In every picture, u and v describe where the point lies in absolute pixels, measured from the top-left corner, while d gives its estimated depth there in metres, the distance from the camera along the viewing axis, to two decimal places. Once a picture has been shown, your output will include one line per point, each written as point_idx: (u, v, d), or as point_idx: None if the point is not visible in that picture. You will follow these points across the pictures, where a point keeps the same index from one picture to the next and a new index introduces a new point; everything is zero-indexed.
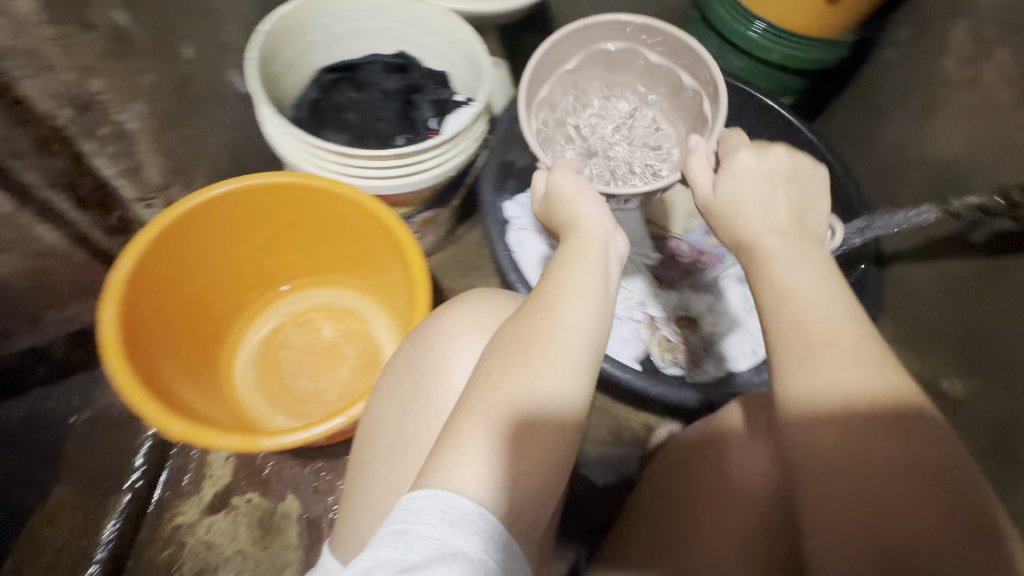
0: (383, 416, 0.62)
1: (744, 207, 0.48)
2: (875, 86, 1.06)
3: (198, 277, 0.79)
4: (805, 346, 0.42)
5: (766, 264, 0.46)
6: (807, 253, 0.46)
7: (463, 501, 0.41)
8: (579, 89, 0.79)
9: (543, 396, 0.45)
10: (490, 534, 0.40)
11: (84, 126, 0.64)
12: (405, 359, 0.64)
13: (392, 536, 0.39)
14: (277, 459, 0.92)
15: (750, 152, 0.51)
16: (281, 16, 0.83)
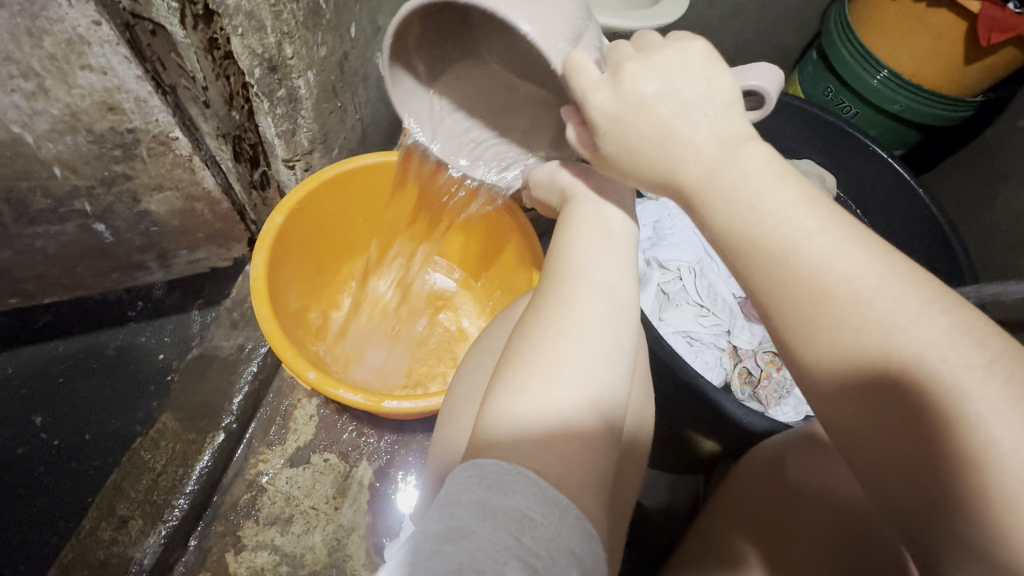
0: (462, 392, 0.64)
1: (640, 157, 0.44)
2: (998, 151, 1.04)
3: (320, 241, 0.83)
4: (810, 306, 0.37)
5: (705, 205, 0.42)
6: (775, 174, 0.40)
7: (495, 463, 0.44)
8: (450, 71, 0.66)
9: (569, 355, 0.50)
10: (533, 492, 0.42)
11: (265, 87, 0.69)
12: (480, 341, 0.68)
13: (438, 508, 0.42)
14: (356, 425, 0.95)
15: (602, 88, 0.46)
16: None
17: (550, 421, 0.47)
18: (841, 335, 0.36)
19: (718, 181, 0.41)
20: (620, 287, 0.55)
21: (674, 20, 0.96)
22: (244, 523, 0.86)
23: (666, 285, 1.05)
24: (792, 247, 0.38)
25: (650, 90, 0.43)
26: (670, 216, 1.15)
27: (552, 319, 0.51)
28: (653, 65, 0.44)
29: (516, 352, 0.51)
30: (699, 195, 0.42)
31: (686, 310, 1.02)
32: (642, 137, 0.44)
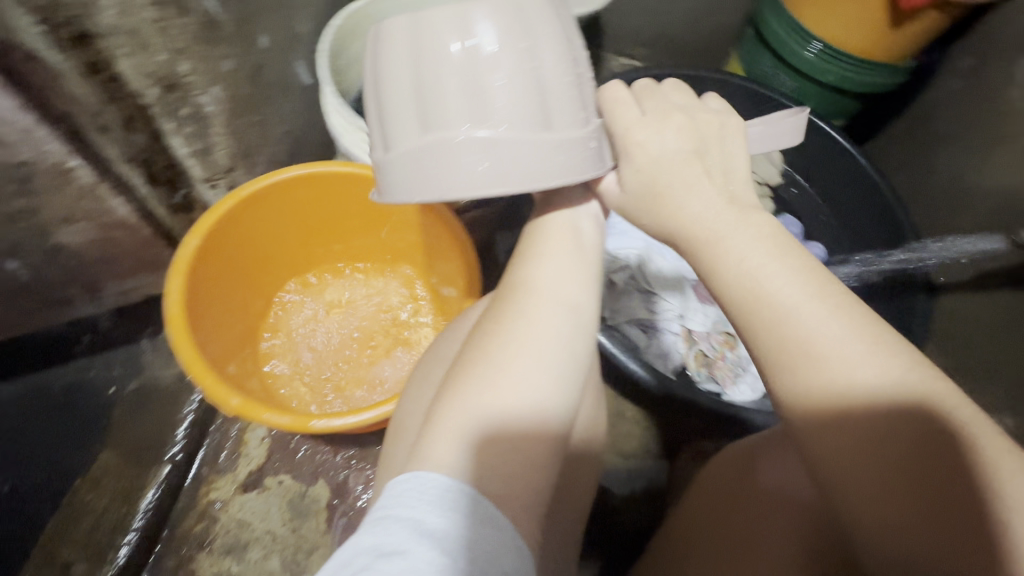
0: (409, 408, 0.61)
1: (668, 196, 0.47)
2: (934, 113, 1.04)
3: (254, 258, 0.82)
4: (805, 351, 0.39)
5: (714, 259, 0.45)
6: (761, 233, 0.44)
7: (435, 477, 0.42)
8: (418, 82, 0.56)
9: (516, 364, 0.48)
10: (472, 509, 0.40)
11: (167, 106, 0.68)
12: (435, 350, 0.66)
13: (373, 522, 0.39)
14: (311, 444, 0.93)
15: (642, 127, 0.49)
16: (350, 13, 0.85)
17: (498, 433, 0.45)
18: (832, 380, 0.38)
19: (715, 225, 0.45)
20: (582, 301, 0.54)
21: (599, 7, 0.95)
22: (198, 554, 0.84)
23: (615, 275, 1.04)
24: (789, 310, 0.40)
25: (688, 144, 0.48)
26: None
27: (503, 331, 0.51)
28: (689, 121, 0.49)
29: (463, 363, 0.50)
30: (711, 247, 0.45)
31: (636, 299, 1.02)
32: (672, 182, 0.47)
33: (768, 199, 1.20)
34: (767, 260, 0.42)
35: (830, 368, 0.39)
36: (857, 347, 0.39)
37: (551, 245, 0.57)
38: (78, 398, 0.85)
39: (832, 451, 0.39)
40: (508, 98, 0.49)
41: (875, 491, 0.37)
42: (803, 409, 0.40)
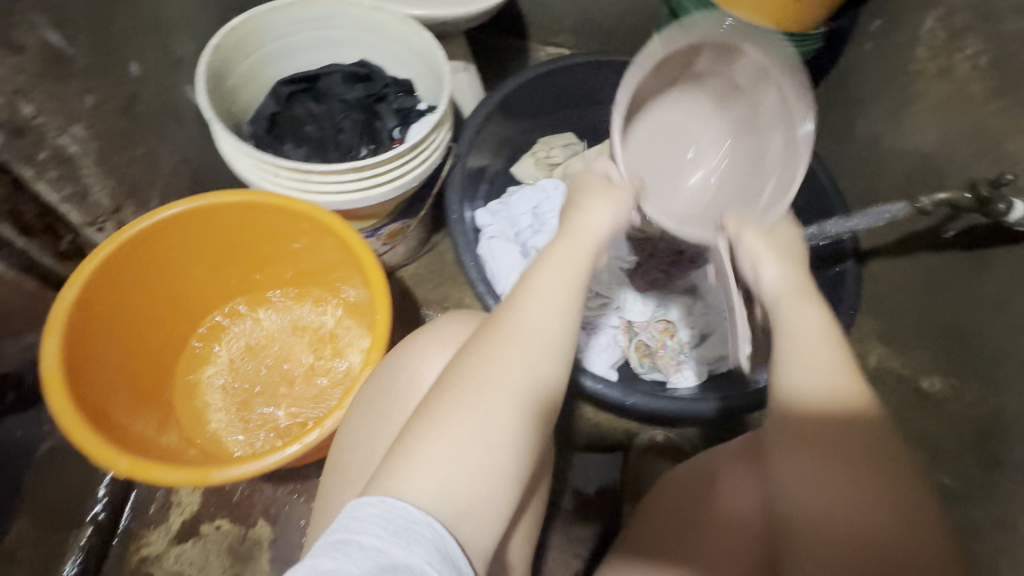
0: (357, 439, 0.60)
1: (772, 258, 0.55)
2: (851, 78, 1.04)
3: (158, 300, 0.79)
4: (809, 367, 0.48)
5: (783, 305, 0.52)
6: (812, 302, 0.52)
7: (405, 508, 0.43)
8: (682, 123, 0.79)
9: (489, 392, 0.49)
10: (434, 543, 0.42)
11: (20, 153, 0.63)
12: (382, 377, 0.63)
13: (332, 545, 0.40)
14: (247, 484, 0.89)
15: (778, 224, 0.59)
16: (231, 29, 0.80)
17: (470, 482, 0.46)
18: (831, 402, 0.47)
19: (792, 291, 0.53)
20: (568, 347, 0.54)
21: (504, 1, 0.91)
22: None
23: None
24: (805, 338, 0.50)
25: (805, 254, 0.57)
26: (549, 198, 1.11)
27: (485, 360, 0.51)
28: (800, 241, 0.58)
29: (449, 395, 0.49)
30: (780, 301, 0.52)
31: None
32: (790, 258, 0.55)
33: None
34: (813, 319, 0.50)
35: (835, 390, 0.47)
36: (854, 386, 0.48)
37: (558, 267, 0.56)
38: None
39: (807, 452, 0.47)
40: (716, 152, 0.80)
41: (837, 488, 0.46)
42: (795, 408, 0.48)
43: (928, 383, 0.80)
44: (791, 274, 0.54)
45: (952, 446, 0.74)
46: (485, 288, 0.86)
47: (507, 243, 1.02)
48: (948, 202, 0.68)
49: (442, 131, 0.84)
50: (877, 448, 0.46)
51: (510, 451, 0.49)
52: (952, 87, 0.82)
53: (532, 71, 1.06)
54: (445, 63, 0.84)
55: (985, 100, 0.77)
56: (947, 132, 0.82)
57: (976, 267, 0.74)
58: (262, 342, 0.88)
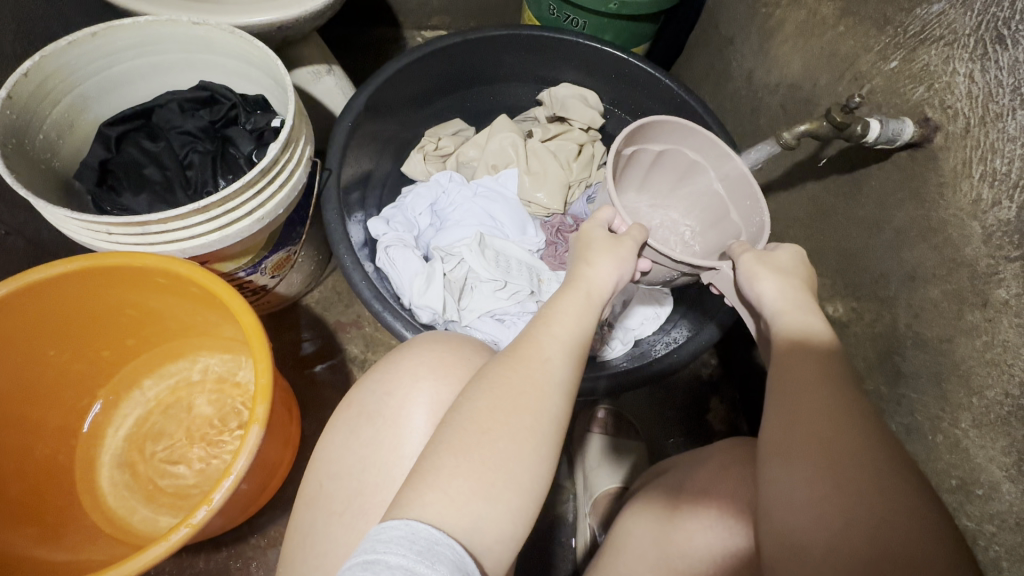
0: (339, 469, 0.63)
1: (780, 286, 0.59)
2: (719, 18, 1.03)
3: (16, 396, 0.72)
4: (796, 343, 0.55)
5: (781, 317, 0.58)
6: (808, 311, 0.58)
7: (428, 529, 0.45)
8: (673, 160, 0.90)
9: (505, 415, 0.52)
10: (456, 562, 0.43)
11: None
12: (365, 403, 0.66)
13: (362, 565, 0.41)
14: (174, 562, 0.84)
15: (785, 256, 0.63)
16: (24, 76, 0.69)
17: (493, 499, 0.49)
18: (817, 364, 0.53)
19: (794, 307, 0.58)
20: (574, 367, 0.57)
21: None
22: None
23: (451, 273, 0.96)
24: (803, 325, 0.56)
25: (811, 285, 0.62)
26: (445, 192, 1.07)
27: (505, 383, 0.54)
28: (805, 273, 0.62)
29: (474, 414, 0.52)
30: (780, 316, 0.58)
31: (482, 290, 0.96)
32: (798, 289, 0.59)
33: (598, 143, 1.16)
34: (810, 329, 0.56)
35: (816, 354, 0.54)
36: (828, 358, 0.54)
37: (567, 306, 0.60)
38: None
39: (800, 409, 0.51)
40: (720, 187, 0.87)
41: (826, 439, 0.49)
42: (791, 372, 0.54)
43: (831, 309, 0.82)
44: (788, 289, 0.59)
45: (860, 366, 0.77)
46: (378, 302, 0.82)
47: (408, 249, 0.96)
48: (809, 134, 0.70)
49: (300, 148, 0.76)
50: (856, 410, 0.50)
51: (527, 469, 0.51)
52: (806, 13, 0.82)
53: (399, 61, 0.98)
54: (287, 72, 0.76)
55: (834, 21, 0.77)
56: (808, 58, 0.82)
57: (852, 188, 0.76)
58: (160, 409, 0.87)
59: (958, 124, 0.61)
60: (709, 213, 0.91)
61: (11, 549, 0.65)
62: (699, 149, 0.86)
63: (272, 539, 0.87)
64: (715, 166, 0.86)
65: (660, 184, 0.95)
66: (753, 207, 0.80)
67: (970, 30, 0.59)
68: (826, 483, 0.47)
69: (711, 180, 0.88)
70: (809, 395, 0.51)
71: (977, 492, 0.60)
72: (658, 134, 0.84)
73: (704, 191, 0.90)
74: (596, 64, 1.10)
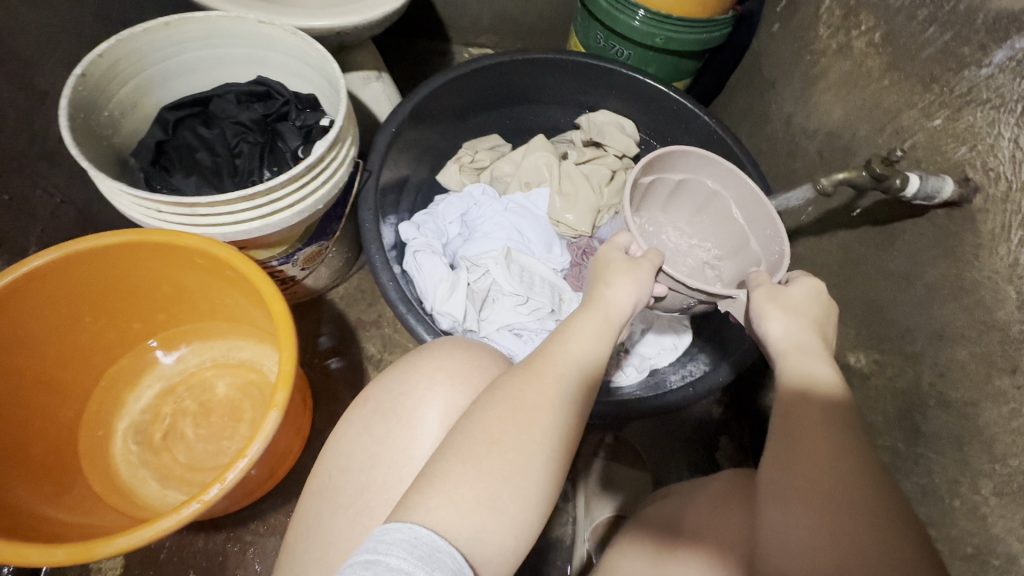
0: (349, 464, 0.64)
1: (789, 326, 0.59)
2: (762, 62, 1.05)
3: (52, 356, 0.75)
4: (803, 388, 0.55)
5: (786, 361, 0.57)
6: (815, 355, 0.57)
7: (430, 535, 0.45)
8: (692, 188, 0.90)
9: (514, 428, 0.52)
10: (455, 572, 0.44)
11: None
12: (381, 401, 0.67)
13: (362, 564, 0.42)
14: (175, 537, 0.85)
15: (802, 290, 0.62)
16: (100, 56, 0.73)
17: (495, 510, 0.49)
18: (826, 413, 0.53)
19: (798, 347, 0.58)
20: (587, 387, 0.58)
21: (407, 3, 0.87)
22: None
23: (475, 283, 0.98)
24: (810, 370, 0.56)
25: (824, 323, 0.61)
26: (477, 205, 1.09)
27: (516, 397, 0.54)
28: (819, 310, 0.61)
29: (484, 423, 0.53)
30: (785, 359, 0.58)
31: (503, 304, 0.97)
32: (806, 328, 0.59)
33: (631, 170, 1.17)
34: (816, 374, 0.55)
35: (824, 398, 0.54)
36: (837, 402, 0.53)
37: (583, 326, 0.61)
38: None
39: (805, 455, 0.51)
40: (741, 217, 0.87)
41: (829, 487, 0.48)
42: (800, 419, 0.53)
43: (853, 358, 0.81)
44: (795, 329, 0.59)
45: (879, 420, 0.76)
46: (405, 306, 0.84)
47: (434, 256, 0.98)
48: (847, 182, 0.71)
49: (346, 148, 0.79)
50: (862, 462, 0.49)
51: (533, 484, 0.52)
52: (850, 64, 0.83)
53: (446, 74, 1.01)
54: (341, 75, 0.80)
55: (879, 75, 0.78)
56: (850, 108, 0.83)
57: (884, 241, 0.76)
58: (180, 385, 0.90)
59: (999, 187, 0.61)
60: (726, 241, 0.92)
61: (33, 504, 0.68)
62: (717, 177, 0.87)
63: (272, 527, 0.88)
64: (736, 196, 0.86)
65: (679, 211, 0.95)
66: (773, 236, 0.81)
67: (1019, 96, 0.59)
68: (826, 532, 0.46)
69: (731, 208, 0.88)
70: (818, 439, 0.51)
71: (993, 562, 0.58)
72: (678, 161, 0.84)
73: (725, 220, 0.90)
74: (636, 94, 1.13)
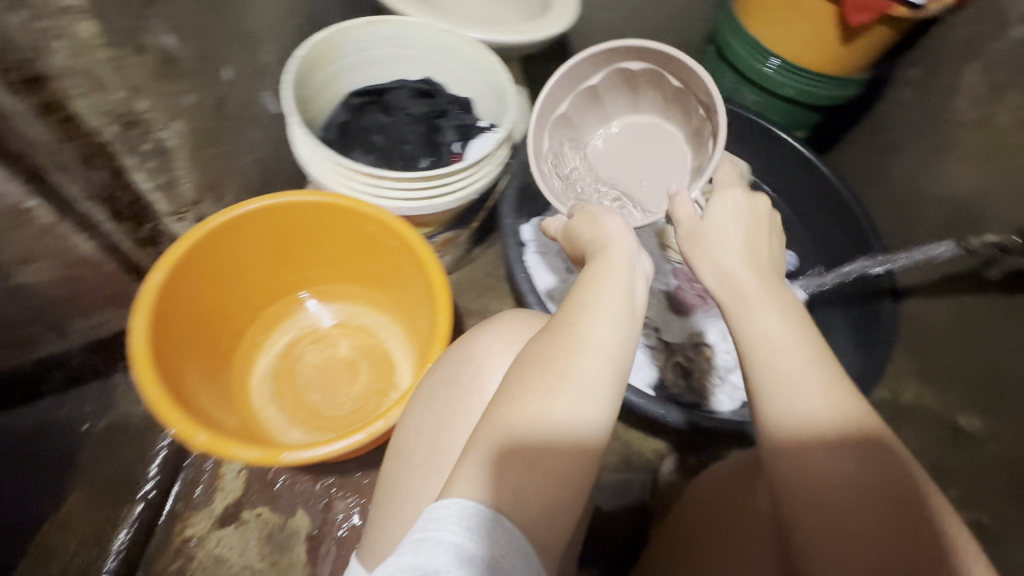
0: (420, 426, 0.64)
1: (716, 237, 0.52)
2: (886, 124, 1.09)
3: (228, 292, 0.84)
4: (783, 379, 0.45)
5: (740, 316, 0.48)
6: (776, 295, 0.49)
7: (475, 505, 0.42)
8: (624, 84, 0.84)
9: (555, 400, 0.45)
10: (510, 541, 0.40)
11: (128, 142, 0.67)
12: (446, 370, 0.67)
13: (414, 543, 0.40)
14: (289, 474, 0.92)
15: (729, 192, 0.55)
16: (316, 42, 0.86)
17: (526, 494, 0.42)
18: (830, 414, 0.44)
19: (742, 276, 0.50)
20: (622, 357, 0.48)
21: (562, 32, 0.96)
22: None
23: None
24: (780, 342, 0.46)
25: (740, 213, 0.53)
26: None
27: (537, 364, 0.48)
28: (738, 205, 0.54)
29: (509, 388, 0.48)
30: (737, 305, 0.49)
31: None
32: (725, 231, 0.52)
33: None
34: (794, 350, 0.46)
35: (816, 385, 0.45)
36: (839, 391, 0.45)
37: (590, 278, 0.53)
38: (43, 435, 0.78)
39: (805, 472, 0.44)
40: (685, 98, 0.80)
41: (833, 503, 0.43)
42: (790, 429, 0.45)
43: (964, 421, 0.83)
44: (734, 255, 0.51)
45: (991, 485, 0.77)
46: (535, 300, 0.92)
47: (554, 258, 1.07)
48: (995, 246, 0.80)
49: (504, 149, 0.88)
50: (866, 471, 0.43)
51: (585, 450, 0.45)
52: (991, 137, 0.86)
53: None
54: (510, 85, 0.90)
55: (1012, 153, 0.82)
56: (990, 181, 0.85)
57: (1012, 312, 0.78)
58: (307, 338, 0.98)
59: None
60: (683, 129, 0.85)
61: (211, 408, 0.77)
62: (647, 61, 0.79)
63: (374, 481, 0.94)
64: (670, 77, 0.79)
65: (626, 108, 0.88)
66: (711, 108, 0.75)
67: None
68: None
69: (662, 82, 0.81)
70: (827, 456, 0.44)
71: None
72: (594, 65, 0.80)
73: (677, 106, 0.83)
74: (757, 138, 1.17)
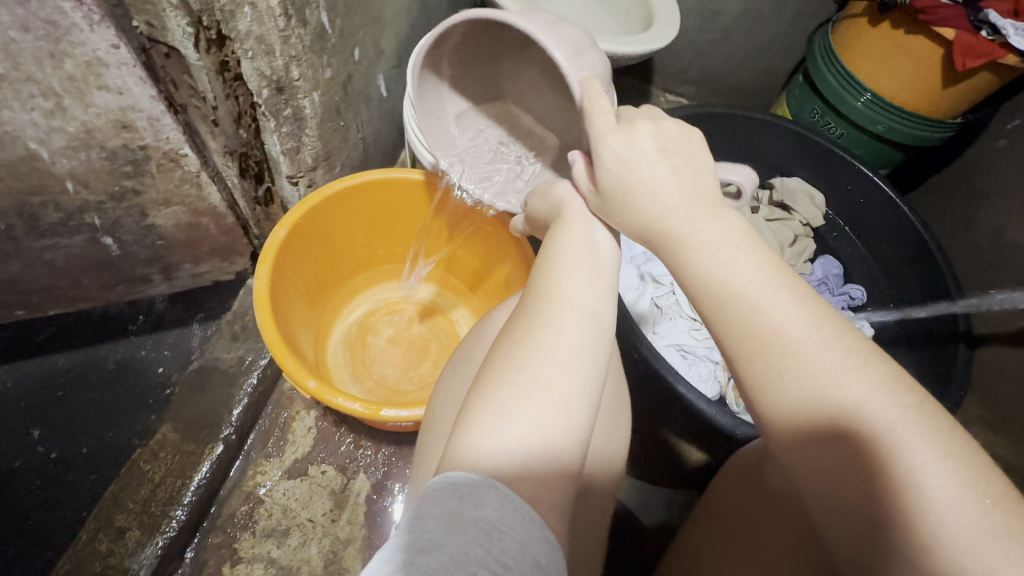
0: (442, 401, 0.61)
1: (635, 192, 0.48)
2: (977, 171, 1.08)
3: (331, 256, 0.90)
4: (759, 350, 0.41)
5: (683, 265, 0.46)
6: (732, 233, 0.45)
7: (465, 475, 0.39)
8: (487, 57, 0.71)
9: (532, 361, 0.45)
10: (506, 506, 0.37)
11: (272, 108, 0.71)
12: (463, 348, 0.64)
13: (405, 523, 0.37)
14: (354, 438, 0.96)
15: (615, 135, 0.50)
16: None
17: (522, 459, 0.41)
18: (816, 390, 0.40)
19: (681, 224, 0.46)
20: (604, 310, 0.49)
21: (660, 49, 1.00)
22: (240, 535, 0.87)
23: (660, 299, 1.07)
24: (755, 304, 0.42)
25: (645, 153, 0.48)
26: None
27: (517, 331, 0.47)
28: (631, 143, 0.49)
29: (497, 356, 0.46)
30: (680, 253, 0.46)
31: (680, 325, 1.05)
32: (638, 183, 0.48)
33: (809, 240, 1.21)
34: (760, 313, 0.42)
35: (795, 356, 0.40)
36: (830, 358, 0.40)
37: (566, 244, 0.53)
38: (130, 375, 0.97)
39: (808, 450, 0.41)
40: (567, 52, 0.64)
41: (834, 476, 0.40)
42: (783, 410, 0.41)
43: None
44: (649, 206, 0.48)
45: None
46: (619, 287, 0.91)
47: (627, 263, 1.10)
48: None
49: None
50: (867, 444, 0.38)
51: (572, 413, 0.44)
52: None
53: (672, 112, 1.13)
54: None
55: None
56: None
57: None
58: (383, 311, 1.03)
59: None
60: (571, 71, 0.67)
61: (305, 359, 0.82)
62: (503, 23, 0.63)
63: None
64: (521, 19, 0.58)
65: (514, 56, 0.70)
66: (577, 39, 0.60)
67: None
68: (867, 550, 0.39)
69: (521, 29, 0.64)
70: (822, 435, 0.40)
71: None
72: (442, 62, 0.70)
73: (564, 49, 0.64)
74: (838, 171, 1.17)
